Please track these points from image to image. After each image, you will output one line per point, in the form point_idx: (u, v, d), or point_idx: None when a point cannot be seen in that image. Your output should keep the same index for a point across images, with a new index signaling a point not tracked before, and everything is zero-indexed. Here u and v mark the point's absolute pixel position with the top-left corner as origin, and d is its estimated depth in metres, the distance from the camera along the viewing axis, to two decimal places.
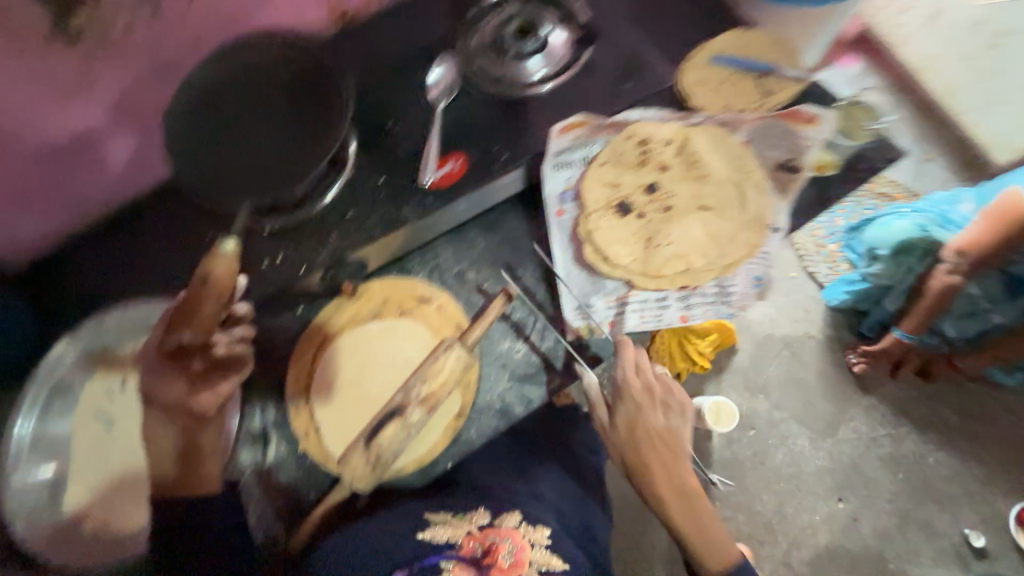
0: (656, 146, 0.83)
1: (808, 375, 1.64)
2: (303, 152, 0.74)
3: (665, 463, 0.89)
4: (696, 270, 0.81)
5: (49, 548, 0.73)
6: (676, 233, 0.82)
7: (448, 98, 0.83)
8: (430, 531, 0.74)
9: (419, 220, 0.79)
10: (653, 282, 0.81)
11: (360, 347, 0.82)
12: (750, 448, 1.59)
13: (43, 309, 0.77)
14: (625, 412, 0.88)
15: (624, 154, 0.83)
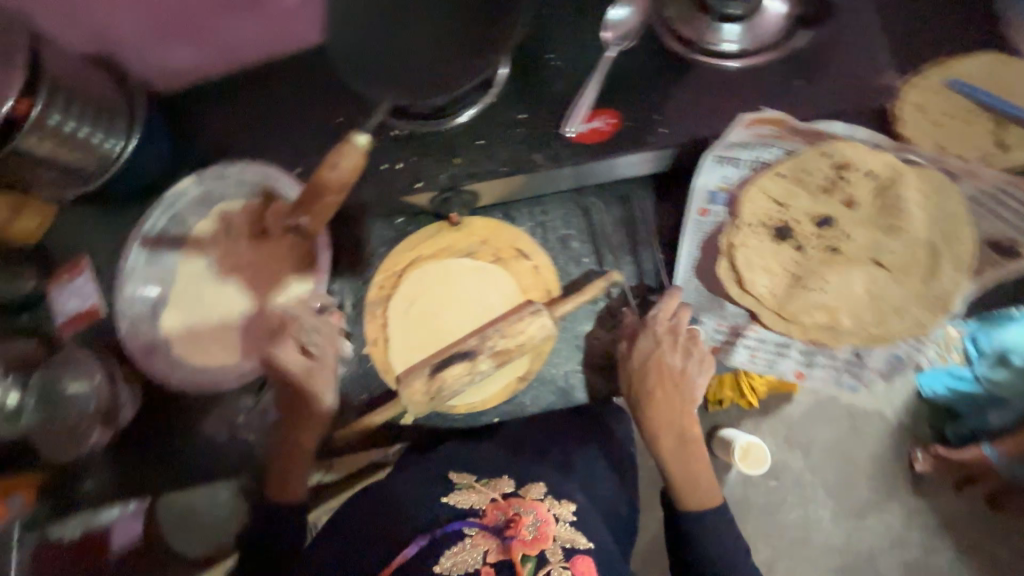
0: (853, 177, 0.68)
1: (865, 457, 1.31)
2: (459, 64, 0.68)
3: (673, 411, 0.73)
4: (841, 331, 0.67)
5: (140, 357, 0.83)
6: (833, 282, 0.68)
7: (622, 44, 0.72)
8: (453, 498, 0.65)
9: (548, 169, 0.73)
10: (782, 324, 0.68)
11: (446, 277, 0.81)
12: (765, 496, 1.33)
13: (184, 135, 0.92)
14: (641, 344, 0.74)
15: (808, 173, 0.69)
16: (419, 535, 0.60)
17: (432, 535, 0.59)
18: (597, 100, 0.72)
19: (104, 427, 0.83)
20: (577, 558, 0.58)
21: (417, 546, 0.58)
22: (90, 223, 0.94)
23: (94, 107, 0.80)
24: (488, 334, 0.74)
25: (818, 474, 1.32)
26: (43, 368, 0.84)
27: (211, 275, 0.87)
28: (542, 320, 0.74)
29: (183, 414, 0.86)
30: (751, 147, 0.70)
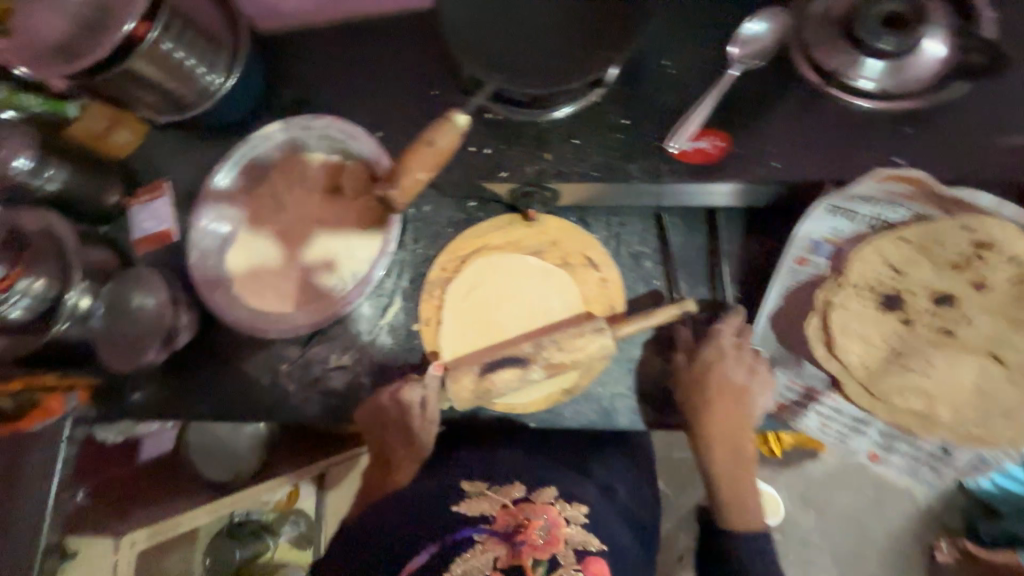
0: (994, 257, 0.59)
1: (879, 528, 1.26)
2: (573, 61, 0.66)
3: (728, 425, 0.69)
4: (936, 423, 0.59)
5: (202, 289, 0.86)
6: (940, 370, 0.60)
7: (751, 63, 0.67)
8: (465, 504, 0.64)
9: (643, 183, 0.68)
10: (866, 401, 0.61)
11: (511, 270, 0.79)
12: None
13: (277, 77, 0.94)
14: (703, 355, 0.69)
15: (939, 243, 0.60)
16: (430, 543, 0.60)
17: (442, 544, 0.59)
18: (708, 120, 0.67)
19: (161, 344, 0.85)
20: (589, 559, 0.58)
21: (428, 555, 0.59)
22: (178, 150, 0.98)
23: (203, 39, 0.82)
24: (545, 343, 0.73)
25: (825, 538, 1.28)
26: (114, 280, 0.87)
27: (280, 223, 0.89)
28: (603, 339, 0.71)
29: (231, 352, 0.88)
30: (873, 202, 0.63)
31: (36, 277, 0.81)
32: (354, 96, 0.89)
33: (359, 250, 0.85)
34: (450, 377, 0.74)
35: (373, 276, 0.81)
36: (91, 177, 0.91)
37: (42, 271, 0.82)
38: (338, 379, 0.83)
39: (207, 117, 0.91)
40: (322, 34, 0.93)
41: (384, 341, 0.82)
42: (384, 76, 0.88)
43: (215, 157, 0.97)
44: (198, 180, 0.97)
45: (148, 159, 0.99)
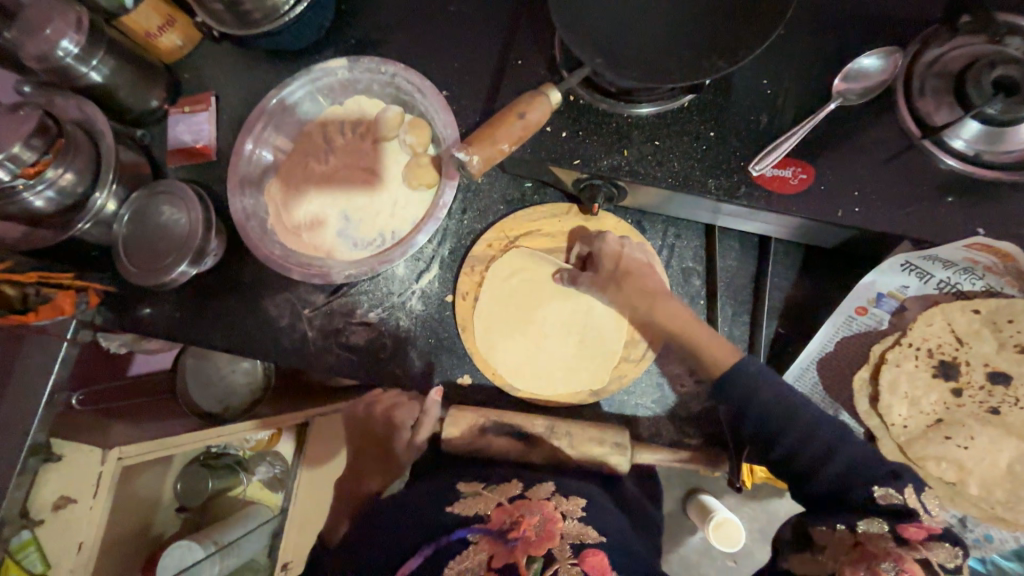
0: None
1: None
2: (679, 61, 0.63)
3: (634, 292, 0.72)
4: (963, 495, 0.62)
5: (241, 224, 0.83)
6: (980, 443, 0.62)
7: (855, 99, 0.64)
8: (459, 505, 0.63)
9: (716, 200, 0.66)
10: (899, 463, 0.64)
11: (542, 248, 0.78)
12: (717, 571, 1.31)
13: (353, 17, 0.90)
14: (605, 252, 0.74)
15: (1010, 321, 0.62)
16: (424, 546, 0.59)
17: (437, 545, 0.58)
18: (796, 149, 0.64)
19: (189, 263, 0.81)
20: (586, 552, 0.56)
21: (423, 557, 0.57)
22: (232, 67, 0.93)
23: None
24: (559, 431, 0.72)
25: None
26: (146, 189, 0.83)
27: (326, 163, 0.85)
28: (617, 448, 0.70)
29: (253, 286, 0.86)
30: (953, 266, 0.64)
31: (65, 169, 0.76)
32: (433, 56, 0.86)
33: (404, 209, 0.82)
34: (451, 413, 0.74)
35: (414, 242, 0.78)
36: (136, 78, 0.87)
37: (72, 164, 0.76)
38: (360, 335, 0.82)
39: (268, 39, 0.86)
40: None
41: (414, 307, 0.81)
42: (463, 38, 0.86)
43: (269, 83, 0.93)
44: (246, 102, 0.93)
45: (198, 70, 0.94)
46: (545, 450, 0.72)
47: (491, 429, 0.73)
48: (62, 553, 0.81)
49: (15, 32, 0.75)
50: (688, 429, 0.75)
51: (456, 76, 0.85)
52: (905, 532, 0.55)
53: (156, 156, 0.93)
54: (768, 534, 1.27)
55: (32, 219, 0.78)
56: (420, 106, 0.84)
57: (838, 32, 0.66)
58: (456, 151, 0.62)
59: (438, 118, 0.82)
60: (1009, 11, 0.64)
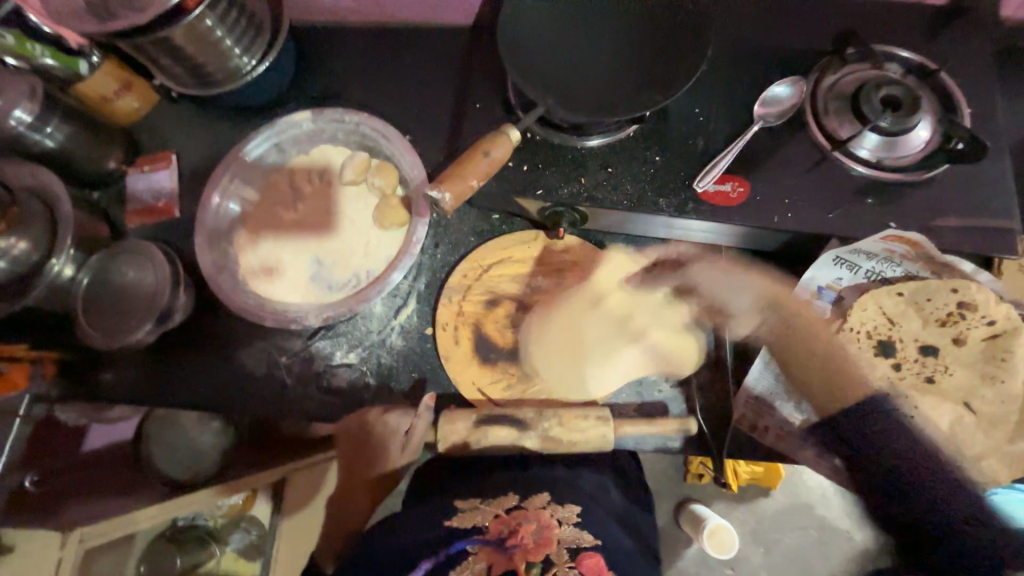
0: (973, 319, 0.70)
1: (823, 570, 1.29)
2: (621, 98, 0.70)
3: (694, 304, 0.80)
4: None
5: (211, 278, 0.82)
6: (924, 411, 0.69)
7: (773, 122, 0.74)
8: (457, 518, 0.64)
9: (669, 217, 0.72)
10: (859, 439, 0.69)
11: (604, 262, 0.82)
12: None
13: (314, 74, 0.95)
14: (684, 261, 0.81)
15: (929, 300, 0.71)
16: (425, 560, 0.59)
17: (437, 557, 0.59)
18: (731, 166, 0.73)
19: (154, 323, 0.79)
20: (583, 555, 0.58)
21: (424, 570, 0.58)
22: (192, 125, 0.95)
23: (245, 22, 0.81)
24: (547, 414, 0.74)
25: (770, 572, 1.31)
26: (106, 251, 0.81)
27: (295, 211, 0.87)
28: (604, 427, 0.73)
29: (225, 338, 0.84)
30: (875, 257, 0.72)
31: (20, 237, 0.74)
32: (394, 106, 0.92)
33: (377, 248, 0.84)
34: (444, 418, 0.73)
35: (389, 279, 0.80)
36: (93, 140, 0.86)
37: (27, 231, 0.74)
38: (341, 376, 0.81)
39: (229, 96, 0.89)
40: (362, 37, 0.96)
41: (395, 343, 0.82)
42: (422, 88, 0.92)
43: (232, 138, 0.95)
44: (209, 157, 0.94)
45: (157, 130, 0.95)
46: (538, 436, 0.73)
47: (485, 420, 0.73)
48: None
49: None
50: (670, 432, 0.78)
51: (418, 122, 0.91)
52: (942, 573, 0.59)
53: (114, 217, 0.91)
54: (757, 535, 1.30)
55: None
56: (386, 150, 0.87)
57: (750, 67, 0.77)
58: (428, 190, 0.66)
59: (404, 160, 0.85)
60: (881, 45, 0.77)
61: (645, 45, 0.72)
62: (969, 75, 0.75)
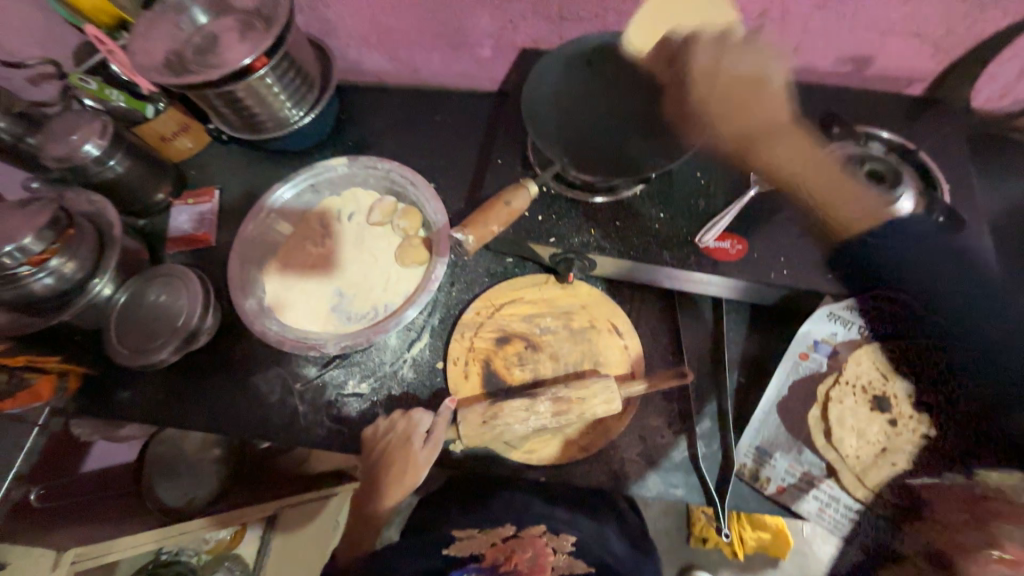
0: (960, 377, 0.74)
1: None
2: (627, 162, 0.79)
3: (741, 119, 0.75)
4: (919, 516, 0.72)
5: (239, 300, 0.87)
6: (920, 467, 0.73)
7: (768, 187, 0.80)
8: (455, 547, 0.74)
9: (672, 268, 0.78)
10: (862, 492, 0.74)
11: (703, 6, 0.75)
12: None
13: (353, 127, 1.06)
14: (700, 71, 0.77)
15: (918, 359, 0.75)
16: None
17: None
18: (732, 224, 0.79)
19: (177, 347, 0.83)
20: None
21: None
22: (237, 164, 1.04)
23: (298, 80, 0.91)
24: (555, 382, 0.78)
25: None
26: (143, 274, 0.87)
27: (323, 245, 0.93)
28: (610, 388, 0.76)
29: (243, 363, 0.87)
30: (865, 313, 0.77)
31: (70, 257, 0.79)
32: (423, 157, 1.02)
33: (395, 284, 0.90)
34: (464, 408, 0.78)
35: (404, 314, 0.84)
36: (148, 174, 0.95)
37: (78, 252, 0.80)
38: (351, 406, 0.83)
39: (275, 142, 0.98)
40: (398, 97, 1.08)
41: (405, 375, 0.84)
42: (449, 143, 1.03)
43: (271, 178, 1.03)
44: (249, 194, 1.02)
45: (205, 168, 1.04)
46: (549, 399, 0.76)
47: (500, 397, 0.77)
48: None
49: (42, 138, 0.84)
50: (672, 480, 0.78)
51: (442, 172, 1.00)
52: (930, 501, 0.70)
53: (154, 243, 0.98)
54: None
55: (23, 307, 0.79)
56: (411, 195, 0.95)
57: None
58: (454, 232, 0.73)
59: (428, 204, 0.92)
60: (863, 125, 0.86)
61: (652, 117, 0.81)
62: (947, 155, 0.83)
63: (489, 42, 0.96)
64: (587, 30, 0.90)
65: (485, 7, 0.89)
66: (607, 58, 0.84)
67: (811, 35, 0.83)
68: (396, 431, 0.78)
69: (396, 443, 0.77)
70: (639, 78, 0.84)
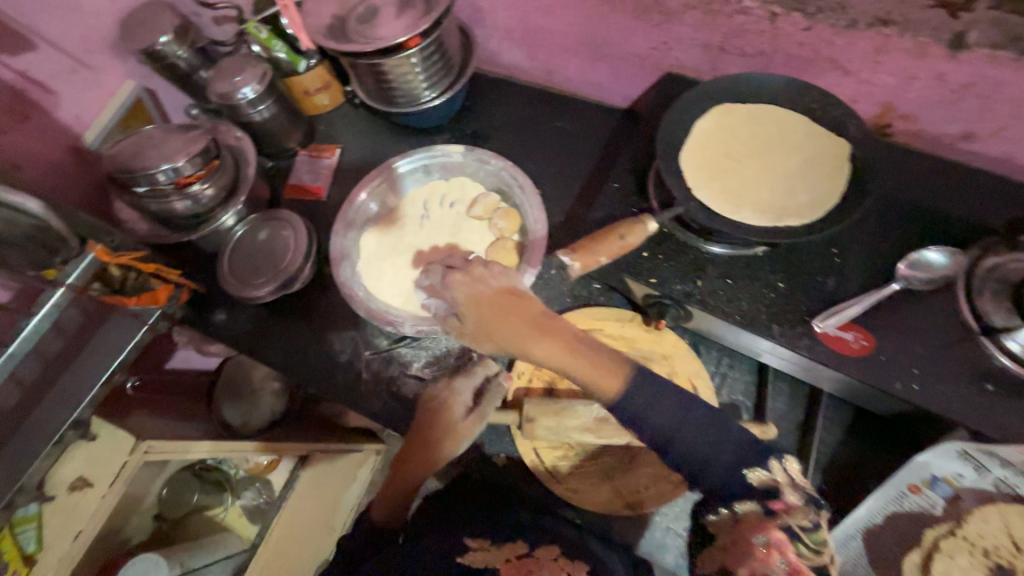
0: None
1: None
2: (759, 215, 0.69)
3: (509, 322, 0.67)
4: None
5: (335, 261, 0.91)
6: None
7: (911, 285, 0.70)
8: (469, 556, 0.69)
9: (777, 343, 0.70)
10: None
11: (788, 124, 0.76)
12: None
13: (476, 116, 1.07)
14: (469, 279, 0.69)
15: None
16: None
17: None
18: (858, 315, 0.69)
19: (276, 287, 0.88)
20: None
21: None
22: (363, 130, 1.09)
23: (440, 61, 0.94)
24: None
25: None
26: (263, 214, 0.94)
27: (419, 227, 0.95)
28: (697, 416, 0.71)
29: (325, 318, 0.92)
30: (1011, 466, 0.62)
31: (210, 185, 0.87)
32: (537, 162, 1.01)
33: None
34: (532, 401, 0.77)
35: None
36: (287, 123, 1.02)
37: (216, 181, 0.88)
38: (410, 388, 0.85)
39: (401, 116, 1.01)
40: (525, 95, 1.07)
41: (467, 372, 0.86)
42: (566, 153, 1.01)
43: (390, 149, 1.07)
44: (366, 160, 1.07)
45: (333, 126, 1.10)
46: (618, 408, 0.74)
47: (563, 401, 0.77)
48: (58, 537, 0.79)
49: (213, 74, 0.94)
50: None
51: (550, 181, 0.99)
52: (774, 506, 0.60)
53: (276, 186, 1.06)
54: None
55: (164, 219, 0.89)
56: (516, 198, 0.94)
57: (903, 225, 0.75)
58: (560, 253, 0.65)
59: (530, 212, 0.91)
60: None
61: (801, 175, 0.72)
62: None
63: (633, 59, 0.92)
64: (744, 67, 0.83)
65: (641, 22, 0.85)
66: (761, 105, 0.77)
67: (1020, 120, 0.70)
68: (443, 395, 0.77)
69: (442, 408, 0.76)
70: (793, 131, 0.75)
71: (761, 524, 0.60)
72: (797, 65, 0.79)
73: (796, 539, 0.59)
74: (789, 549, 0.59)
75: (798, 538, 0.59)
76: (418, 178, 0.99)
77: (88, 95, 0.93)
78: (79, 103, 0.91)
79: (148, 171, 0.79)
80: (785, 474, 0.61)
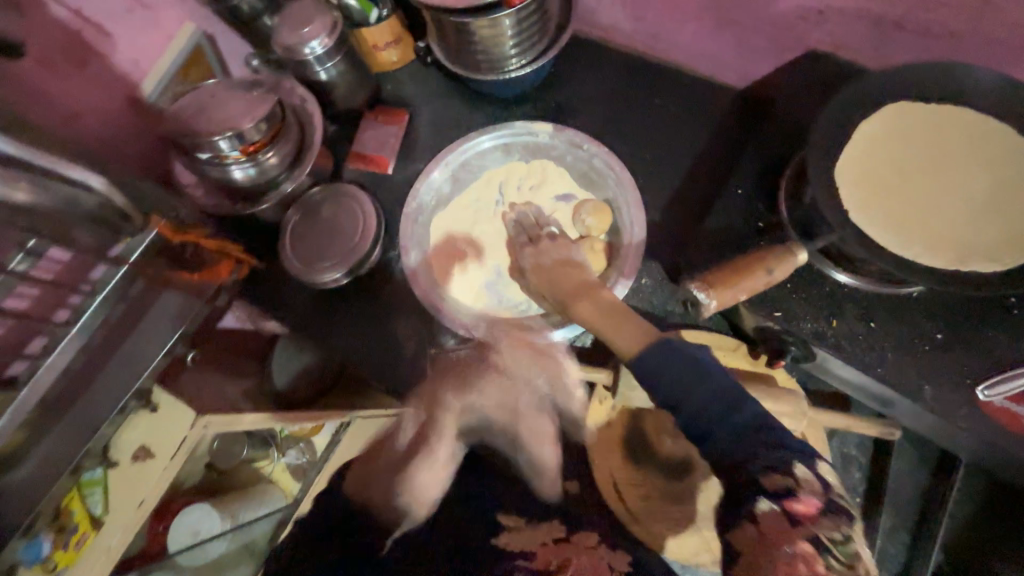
0: None
1: None
2: (930, 254, 0.56)
3: (563, 280, 0.69)
4: None
5: (410, 241, 0.84)
6: None
7: None
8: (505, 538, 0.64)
9: (925, 409, 0.60)
10: None
11: (985, 138, 0.59)
12: None
13: (564, 87, 0.93)
14: (541, 244, 0.75)
15: None
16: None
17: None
18: None
19: (345, 272, 0.82)
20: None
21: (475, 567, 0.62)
22: (434, 94, 0.97)
23: (534, 20, 0.79)
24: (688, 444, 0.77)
25: None
26: (326, 187, 0.86)
27: (495, 214, 0.85)
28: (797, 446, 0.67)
29: (390, 308, 0.86)
30: None
31: (273, 153, 0.79)
32: (631, 148, 0.88)
33: None
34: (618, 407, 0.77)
35: (556, 331, 0.77)
36: (354, 84, 0.92)
37: (280, 148, 0.80)
38: None
39: (478, 83, 0.88)
40: (622, 65, 0.92)
41: (539, 386, 0.79)
42: (667, 140, 0.87)
43: (463, 119, 0.96)
44: (437, 130, 0.96)
45: (401, 87, 0.98)
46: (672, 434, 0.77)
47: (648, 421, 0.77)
48: (122, 507, 0.79)
49: (277, 23, 0.83)
50: None
51: (646, 172, 0.86)
52: (794, 506, 0.44)
53: (340, 154, 0.97)
54: None
55: (226, 189, 0.82)
56: (609, 191, 0.83)
57: None
58: (692, 288, 0.58)
59: (625, 211, 0.81)
60: None
61: (986, 207, 0.58)
62: None
63: (770, 30, 0.75)
64: (924, 53, 0.66)
65: None
66: (956, 104, 0.60)
67: None
68: None
69: None
70: (990, 146, 0.59)
71: (786, 534, 0.44)
72: (1002, 53, 0.60)
73: (824, 551, 0.44)
74: (818, 562, 0.44)
75: (828, 551, 0.44)
76: (496, 158, 0.88)
77: (144, 39, 0.84)
78: (136, 50, 0.83)
79: (211, 138, 0.71)
80: (815, 478, 0.45)
